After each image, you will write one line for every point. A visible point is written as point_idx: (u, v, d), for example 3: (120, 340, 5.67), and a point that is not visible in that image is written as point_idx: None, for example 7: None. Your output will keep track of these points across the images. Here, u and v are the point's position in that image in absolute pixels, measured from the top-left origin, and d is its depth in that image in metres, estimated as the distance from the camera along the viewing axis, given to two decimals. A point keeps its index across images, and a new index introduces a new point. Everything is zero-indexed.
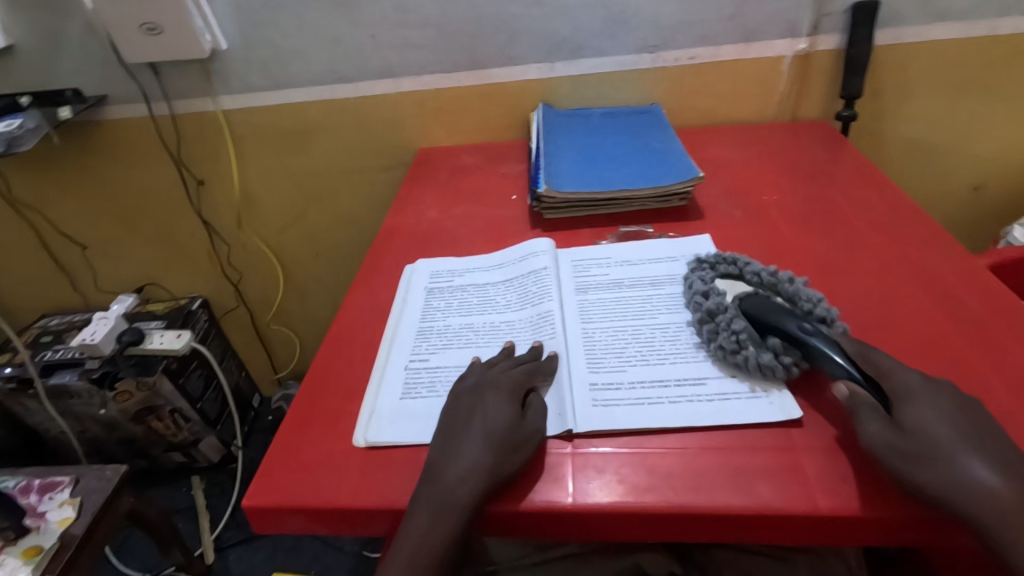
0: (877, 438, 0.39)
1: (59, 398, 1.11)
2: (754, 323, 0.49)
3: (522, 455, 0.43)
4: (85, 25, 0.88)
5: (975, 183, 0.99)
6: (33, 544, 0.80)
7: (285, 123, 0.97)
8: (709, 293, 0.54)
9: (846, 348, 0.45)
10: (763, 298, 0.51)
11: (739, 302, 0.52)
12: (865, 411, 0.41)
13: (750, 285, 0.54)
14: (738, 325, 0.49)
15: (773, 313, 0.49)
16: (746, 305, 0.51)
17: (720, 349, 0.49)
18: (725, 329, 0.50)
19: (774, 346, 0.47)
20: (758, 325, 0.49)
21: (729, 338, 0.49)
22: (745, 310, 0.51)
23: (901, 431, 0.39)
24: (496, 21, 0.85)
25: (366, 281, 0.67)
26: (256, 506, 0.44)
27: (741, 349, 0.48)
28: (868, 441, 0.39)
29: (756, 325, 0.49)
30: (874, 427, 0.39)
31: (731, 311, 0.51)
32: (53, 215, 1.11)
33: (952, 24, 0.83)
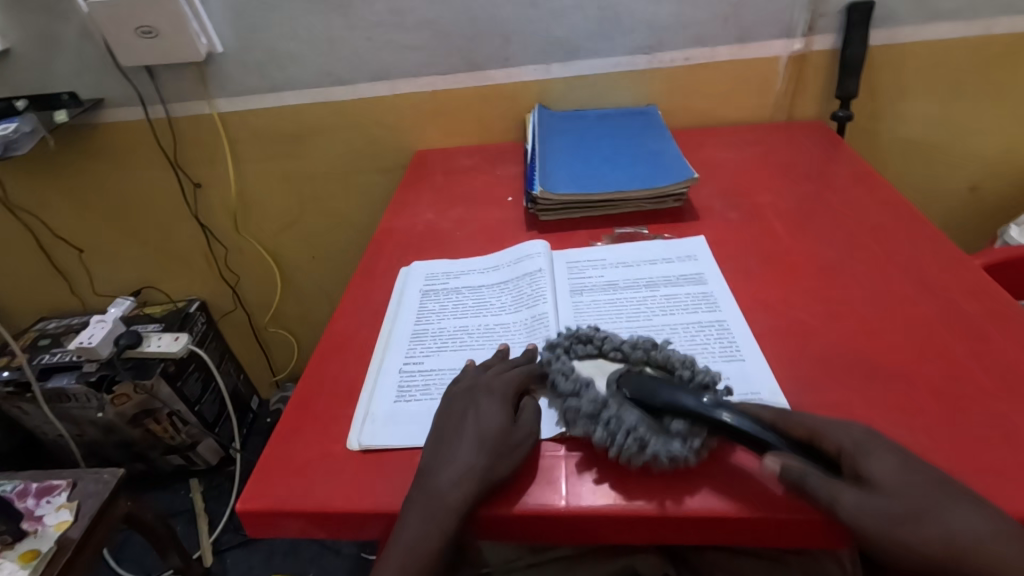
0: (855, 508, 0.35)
1: (56, 401, 1.11)
2: (644, 407, 0.44)
3: (514, 458, 0.43)
4: (80, 29, 0.88)
5: (971, 183, 0.99)
6: (31, 548, 0.80)
7: (281, 126, 0.97)
8: (582, 379, 0.47)
9: (759, 415, 0.42)
10: (636, 377, 0.46)
11: (614, 386, 0.46)
12: (817, 482, 0.37)
13: (615, 362, 0.49)
14: (627, 416, 0.43)
15: (660, 390, 0.44)
16: (624, 390, 0.45)
17: (620, 441, 0.42)
18: (615, 425, 0.43)
19: (680, 428, 0.42)
20: (649, 406, 0.44)
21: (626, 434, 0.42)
22: (627, 395, 0.45)
23: (869, 493, 0.35)
24: (491, 23, 0.85)
25: (361, 284, 0.67)
26: (250, 510, 0.44)
27: (646, 444, 0.42)
28: (842, 515, 0.35)
29: (643, 404, 0.44)
30: (850, 495, 0.36)
31: (611, 401, 0.45)
32: (49, 218, 1.11)
33: (948, 23, 0.83)
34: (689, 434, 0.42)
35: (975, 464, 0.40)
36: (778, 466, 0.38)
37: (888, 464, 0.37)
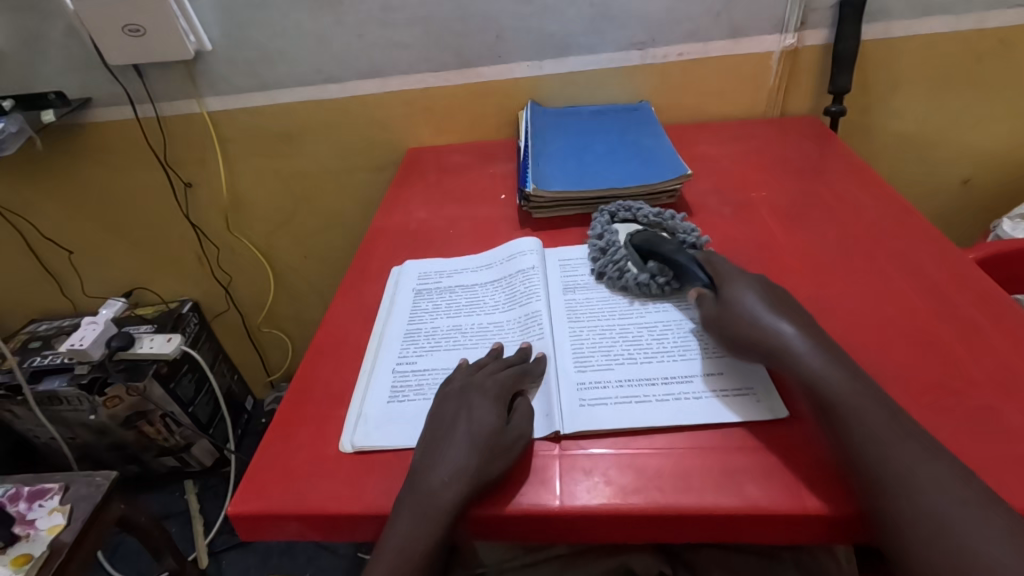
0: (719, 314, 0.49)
1: (48, 404, 1.10)
2: (636, 252, 0.59)
3: (506, 459, 0.43)
4: (65, 27, 0.87)
5: (964, 176, 0.99)
6: (23, 552, 0.79)
7: (272, 125, 0.97)
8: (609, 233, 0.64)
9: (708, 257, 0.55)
10: (647, 234, 0.60)
11: (631, 235, 0.61)
12: (709, 302, 0.50)
13: (638, 223, 0.65)
14: (621, 254, 0.59)
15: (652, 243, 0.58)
16: (635, 241, 0.60)
17: (609, 271, 0.59)
18: (613, 258, 0.60)
19: (651, 268, 0.57)
20: (641, 251, 0.59)
21: (614, 266, 0.59)
22: (635, 245, 0.60)
23: (722, 304, 0.49)
24: (482, 20, 0.85)
25: (353, 283, 0.66)
26: (241, 514, 0.43)
27: (623, 272, 0.58)
28: (708, 320, 0.49)
29: (641, 252, 0.59)
30: (714, 303, 0.50)
31: (623, 245, 0.61)
32: (37, 220, 1.10)
33: (939, 18, 0.83)
34: (660, 273, 0.57)
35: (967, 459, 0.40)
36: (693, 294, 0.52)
37: (745, 288, 0.49)
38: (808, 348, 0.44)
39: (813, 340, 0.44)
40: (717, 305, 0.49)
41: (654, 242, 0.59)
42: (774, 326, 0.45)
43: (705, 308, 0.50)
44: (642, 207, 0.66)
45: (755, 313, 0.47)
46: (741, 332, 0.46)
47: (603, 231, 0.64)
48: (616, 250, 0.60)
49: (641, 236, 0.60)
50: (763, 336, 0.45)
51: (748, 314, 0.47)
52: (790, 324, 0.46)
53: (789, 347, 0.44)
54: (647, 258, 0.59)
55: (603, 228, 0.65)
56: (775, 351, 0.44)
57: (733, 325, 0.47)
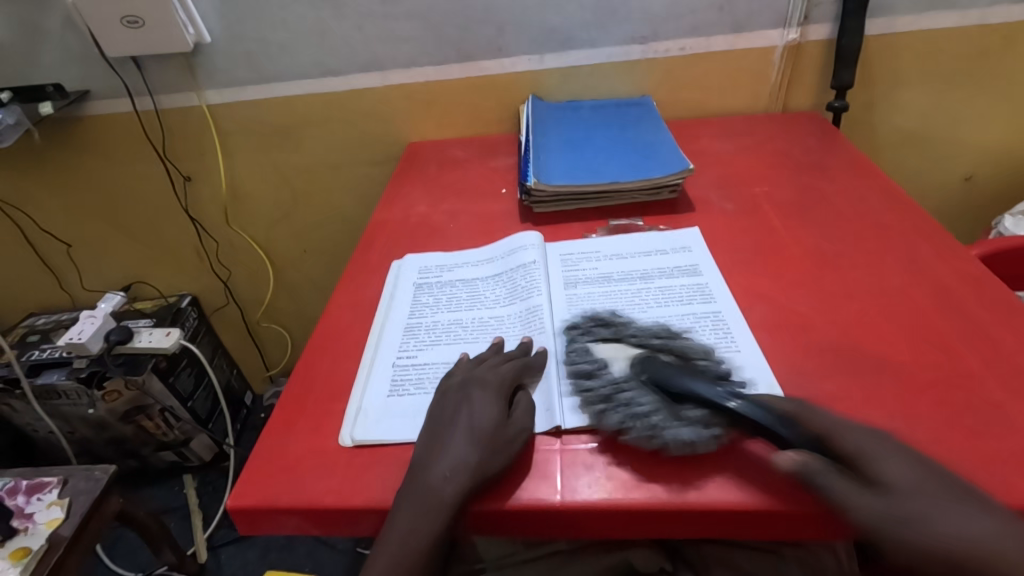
0: (872, 512, 0.35)
1: (46, 398, 1.09)
2: (659, 393, 0.45)
3: (507, 453, 0.43)
4: (63, 19, 0.86)
5: (966, 173, 0.98)
6: (21, 546, 0.79)
7: (272, 118, 0.96)
8: (602, 364, 0.48)
9: (776, 405, 0.41)
10: (657, 362, 0.47)
11: (632, 365, 0.47)
12: (831, 487, 0.36)
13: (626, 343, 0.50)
14: (644, 401, 0.44)
15: (673, 378, 0.45)
16: (645, 374, 0.46)
17: (635, 428, 0.43)
18: (628, 405, 0.44)
19: (694, 419, 0.42)
20: (665, 392, 0.44)
21: (641, 421, 0.43)
22: (644, 380, 0.46)
23: (879, 494, 0.35)
24: (484, 13, 0.84)
25: (352, 277, 0.66)
26: (240, 506, 0.43)
27: (660, 428, 0.42)
28: (856, 521, 0.35)
29: (665, 393, 0.44)
30: (865, 498, 0.35)
31: (631, 388, 0.45)
32: (35, 213, 1.09)
33: (942, 13, 0.82)
34: (705, 422, 0.42)
35: (971, 454, 0.40)
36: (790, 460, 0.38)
37: (903, 466, 0.36)
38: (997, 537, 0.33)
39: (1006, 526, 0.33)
40: (869, 492, 0.35)
41: (672, 375, 0.45)
42: (955, 518, 0.34)
43: (841, 498, 0.36)
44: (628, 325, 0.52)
45: (937, 511, 0.34)
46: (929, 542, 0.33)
47: (596, 361, 0.49)
48: (634, 393, 0.45)
49: (653, 369, 0.46)
50: (950, 542, 0.33)
51: (929, 515, 0.34)
52: (973, 510, 0.34)
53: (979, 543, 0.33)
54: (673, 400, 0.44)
55: (592, 359, 0.49)
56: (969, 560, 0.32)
57: (907, 532, 0.34)
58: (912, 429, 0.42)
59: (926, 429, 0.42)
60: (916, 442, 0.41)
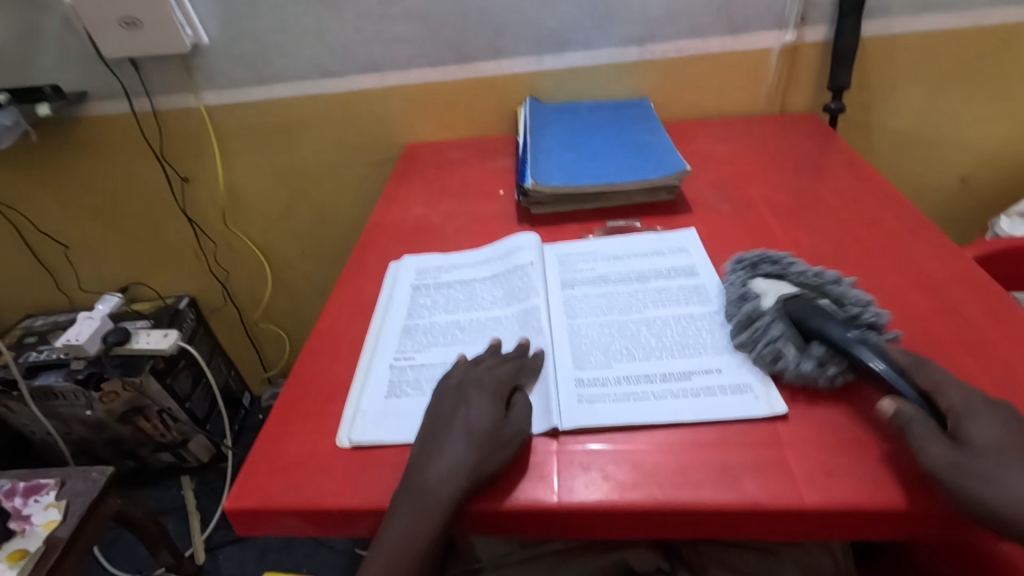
0: (940, 461, 0.36)
1: (44, 400, 1.09)
2: (794, 327, 0.48)
3: (505, 454, 0.43)
4: (61, 20, 0.86)
5: (962, 174, 0.99)
6: (19, 548, 0.79)
7: (270, 119, 0.96)
8: (751, 295, 0.52)
9: (895, 357, 0.43)
10: (808, 303, 0.49)
11: (779, 301, 0.50)
12: (914, 433, 0.38)
13: (793, 285, 0.52)
14: (774, 330, 0.48)
15: (815, 319, 0.47)
16: (788, 311, 0.49)
17: (759, 352, 0.47)
18: (765, 336, 0.48)
19: (818, 353, 0.45)
20: (800, 328, 0.47)
21: (766, 348, 0.47)
22: (787, 315, 0.49)
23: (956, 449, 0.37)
24: (482, 15, 0.84)
25: (350, 279, 0.66)
26: (237, 508, 0.43)
27: (780, 355, 0.46)
28: (924, 462, 0.37)
29: (801, 329, 0.47)
30: (941, 447, 0.37)
31: (769, 315, 0.49)
32: (33, 214, 1.09)
33: (939, 15, 0.83)
34: (829, 360, 0.45)
35: None
36: (892, 407, 0.40)
37: (993, 430, 0.37)
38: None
39: None
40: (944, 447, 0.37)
41: (811, 316, 0.47)
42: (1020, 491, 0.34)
43: None
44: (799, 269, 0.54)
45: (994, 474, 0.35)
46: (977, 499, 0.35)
47: (744, 291, 0.53)
48: (767, 324, 0.48)
49: (800, 308, 0.48)
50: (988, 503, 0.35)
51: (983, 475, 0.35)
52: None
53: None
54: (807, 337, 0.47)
55: (742, 288, 0.53)
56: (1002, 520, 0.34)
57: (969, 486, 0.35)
58: None
59: None
60: None
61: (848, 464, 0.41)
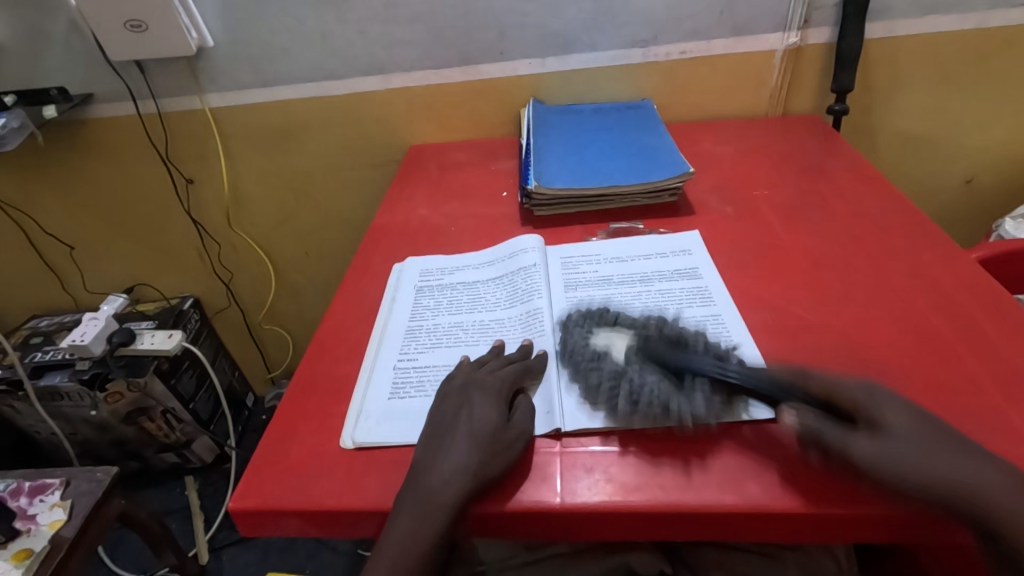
0: (870, 454, 0.37)
1: (49, 400, 1.10)
2: (665, 371, 0.46)
3: (507, 456, 0.43)
4: (68, 22, 0.87)
5: (966, 176, 0.98)
6: (24, 547, 0.79)
7: (274, 121, 0.96)
8: (605, 349, 0.50)
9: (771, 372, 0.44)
10: (651, 346, 0.48)
11: (631, 346, 0.49)
12: (832, 436, 0.39)
13: (622, 328, 0.52)
14: (649, 380, 0.46)
15: (672, 356, 0.47)
16: (642, 354, 0.48)
17: (645, 408, 0.44)
18: (642, 390, 0.45)
19: (700, 391, 0.44)
20: (668, 371, 0.46)
21: (649, 401, 0.44)
22: (646, 361, 0.48)
23: (882, 440, 0.38)
24: (485, 17, 0.85)
25: (354, 280, 0.66)
26: (241, 508, 0.44)
27: (670, 405, 0.44)
28: (856, 459, 0.37)
29: (671, 371, 0.46)
30: (863, 442, 0.38)
31: (632, 367, 0.47)
32: (39, 215, 1.10)
33: (943, 17, 0.82)
34: (711, 394, 0.44)
35: None
36: (795, 418, 0.40)
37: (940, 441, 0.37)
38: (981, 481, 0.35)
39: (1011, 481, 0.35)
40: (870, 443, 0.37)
41: (667, 355, 0.47)
42: (942, 463, 0.36)
43: None
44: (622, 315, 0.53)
45: (933, 458, 0.36)
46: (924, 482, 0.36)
47: (600, 345, 0.50)
48: (638, 373, 0.46)
49: (658, 353, 0.47)
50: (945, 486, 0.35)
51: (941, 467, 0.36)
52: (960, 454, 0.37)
53: (969, 488, 0.35)
54: (676, 378, 0.46)
55: (596, 343, 0.51)
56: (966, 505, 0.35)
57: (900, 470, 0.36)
58: None
59: None
60: None
61: None
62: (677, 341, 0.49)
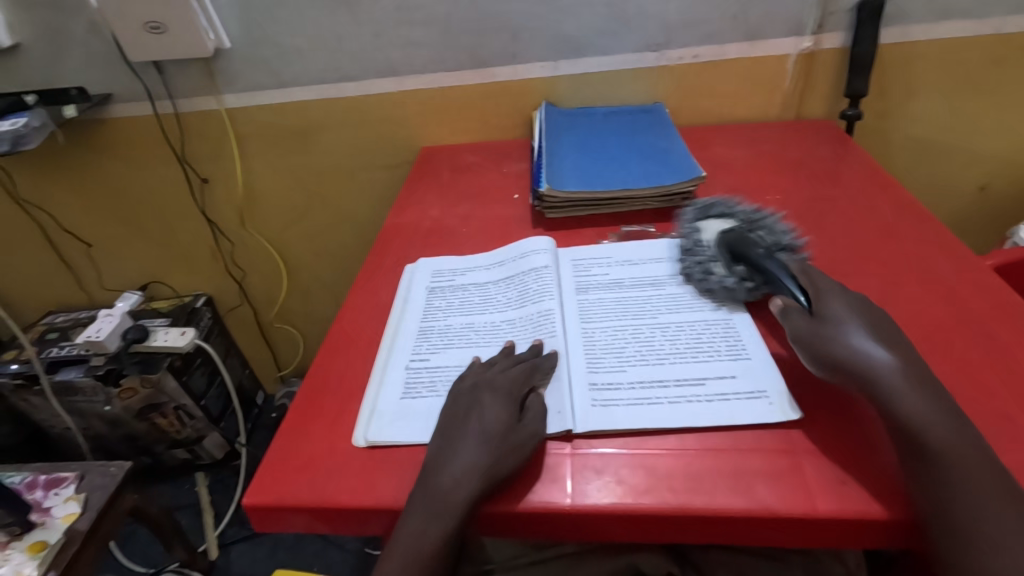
0: (814, 331, 0.45)
1: (64, 395, 1.12)
2: (727, 254, 0.57)
3: (519, 456, 0.43)
4: (88, 24, 0.88)
5: (981, 182, 0.98)
6: (39, 539, 0.81)
7: (288, 122, 0.97)
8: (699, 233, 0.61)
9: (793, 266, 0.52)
10: (739, 232, 0.58)
11: (720, 233, 0.60)
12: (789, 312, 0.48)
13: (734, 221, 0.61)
14: (708, 256, 0.58)
15: (742, 244, 0.56)
16: (724, 239, 0.58)
17: (694, 271, 0.58)
18: (697, 260, 0.58)
19: (737, 273, 0.55)
20: (731, 252, 0.57)
21: (698, 269, 0.58)
22: (722, 244, 0.58)
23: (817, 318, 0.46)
24: (499, 20, 0.85)
25: (366, 280, 0.67)
26: (255, 504, 0.44)
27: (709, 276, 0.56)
28: (795, 328, 0.47)
29: (731, 253, 0.57)
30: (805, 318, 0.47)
31: (710, 246, 0.59)
32: (57, 213, 1.12)
33: (959, 22, 0.82)
34: (748, 278, 0.55)
35: None
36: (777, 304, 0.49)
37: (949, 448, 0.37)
38: (900, 374, 0.41)
39: (915, 376, 0.41)
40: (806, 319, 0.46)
41: (740, 240, 0.57)
42: (870, 350, 0.43)
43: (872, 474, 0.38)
44: (739, 206, 0.63)
45: (845, 340, 0.44)
46: (832, 355, 0.43)
47: (690, 229, 0.62)
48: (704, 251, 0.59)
49: (728, 238, 0.58)
50: (856, 364, 0.42)
51: (851, 346, 0.43)
52: (887, 352, 0.43)
53: (884, 376, 0.41)
54: (736, 260, 0.56)
55: (689, 226, 0.63)
56: (873, 386, 0.41)
57: (834, 347, 0.44)
58: None
59: None
60: None
61: (867, 473, 0.41)
62: (757, 233, 0.58)
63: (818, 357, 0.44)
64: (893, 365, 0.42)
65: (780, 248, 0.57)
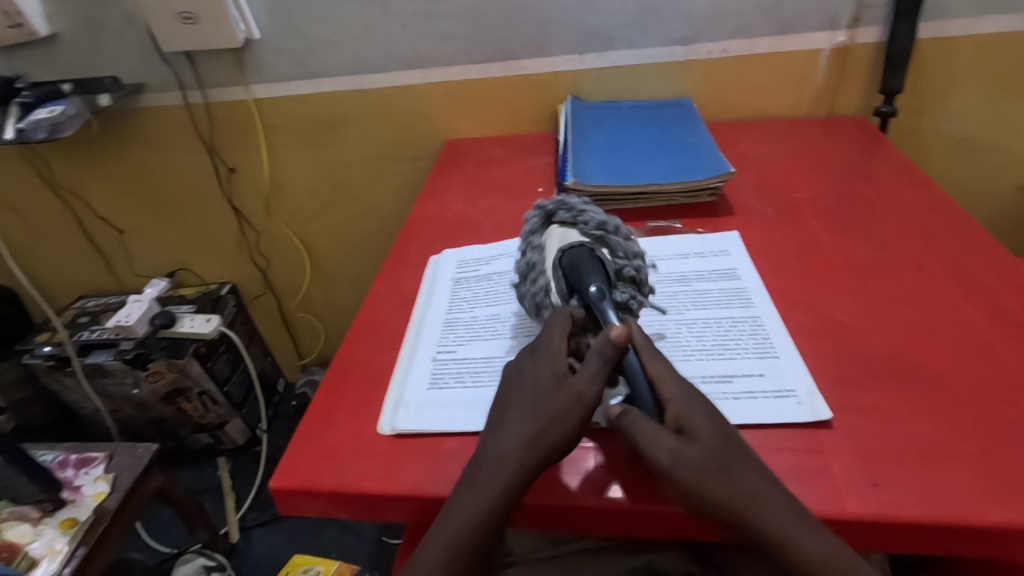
0: (672, 455, 0.38)
1: (94, 377, 1.15)
2: (563, 282, 0.50)
3: (572, 413, 0.41)
4: (124, 14, 0.90)
5: (1019, 184, 0.95)
6: (70, 516, 0.83)
7: (314, 113, 0.98)
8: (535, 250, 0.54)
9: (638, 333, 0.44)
10: (578, 255, 0.51)
11: (560, 252, 0.52)
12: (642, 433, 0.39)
13: (579, 234, 0.53)
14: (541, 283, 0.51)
15: (580, 274, 0.49)
16: (563, 260, 0.51)
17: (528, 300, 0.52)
18: (531, 287, 0.52)
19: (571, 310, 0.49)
20: (567, 280, 0.50)
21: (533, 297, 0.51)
22: (560, 265, 0.51)
23: (682, 445, 0.38)
24: (526, 12, 0.85)
25: (391, 271, 0.67)
26: (282, 487, 0.45)
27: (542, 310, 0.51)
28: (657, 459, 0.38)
29: (567, 284, 0.50)
30: (670, 443, 0.38)
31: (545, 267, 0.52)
32: (90, 200, 1.14)
33: (1001, 16, 0.80)
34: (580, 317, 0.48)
35: (1012, 470, 0.39)
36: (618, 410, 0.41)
37: None
38: (772, 499, 0.37)
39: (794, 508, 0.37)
40: (658, 435, 0.39)
41: (576, 268, 0.50)
42: (736, 481, 0.37)
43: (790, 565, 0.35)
44: (586, 211, 0.55)
45: (713, 480, 0.37)
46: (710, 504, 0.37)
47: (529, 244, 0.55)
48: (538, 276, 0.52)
49: (566, 259, 0.51)
50: (739, 507, 0.36)
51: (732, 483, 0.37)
52: (766, 481, 0.38)
53: (772, 520, 0.36)
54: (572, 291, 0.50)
55: (530, 240, 0.55)
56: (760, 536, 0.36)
57: (705, 484, 0.37)
58: (958, 445, 0.41)
59: (970, 442, 0.41)
60: (960, 459, 0.40)
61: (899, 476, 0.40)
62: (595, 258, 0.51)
63: (679, 492, 0.38)
64: (769, 492, 0.37)
65: (620, 278, 0.51)
